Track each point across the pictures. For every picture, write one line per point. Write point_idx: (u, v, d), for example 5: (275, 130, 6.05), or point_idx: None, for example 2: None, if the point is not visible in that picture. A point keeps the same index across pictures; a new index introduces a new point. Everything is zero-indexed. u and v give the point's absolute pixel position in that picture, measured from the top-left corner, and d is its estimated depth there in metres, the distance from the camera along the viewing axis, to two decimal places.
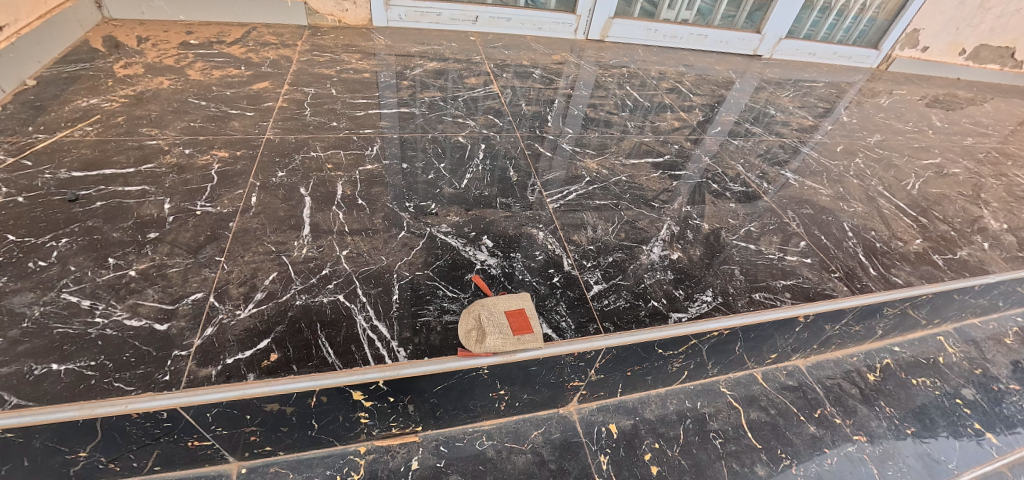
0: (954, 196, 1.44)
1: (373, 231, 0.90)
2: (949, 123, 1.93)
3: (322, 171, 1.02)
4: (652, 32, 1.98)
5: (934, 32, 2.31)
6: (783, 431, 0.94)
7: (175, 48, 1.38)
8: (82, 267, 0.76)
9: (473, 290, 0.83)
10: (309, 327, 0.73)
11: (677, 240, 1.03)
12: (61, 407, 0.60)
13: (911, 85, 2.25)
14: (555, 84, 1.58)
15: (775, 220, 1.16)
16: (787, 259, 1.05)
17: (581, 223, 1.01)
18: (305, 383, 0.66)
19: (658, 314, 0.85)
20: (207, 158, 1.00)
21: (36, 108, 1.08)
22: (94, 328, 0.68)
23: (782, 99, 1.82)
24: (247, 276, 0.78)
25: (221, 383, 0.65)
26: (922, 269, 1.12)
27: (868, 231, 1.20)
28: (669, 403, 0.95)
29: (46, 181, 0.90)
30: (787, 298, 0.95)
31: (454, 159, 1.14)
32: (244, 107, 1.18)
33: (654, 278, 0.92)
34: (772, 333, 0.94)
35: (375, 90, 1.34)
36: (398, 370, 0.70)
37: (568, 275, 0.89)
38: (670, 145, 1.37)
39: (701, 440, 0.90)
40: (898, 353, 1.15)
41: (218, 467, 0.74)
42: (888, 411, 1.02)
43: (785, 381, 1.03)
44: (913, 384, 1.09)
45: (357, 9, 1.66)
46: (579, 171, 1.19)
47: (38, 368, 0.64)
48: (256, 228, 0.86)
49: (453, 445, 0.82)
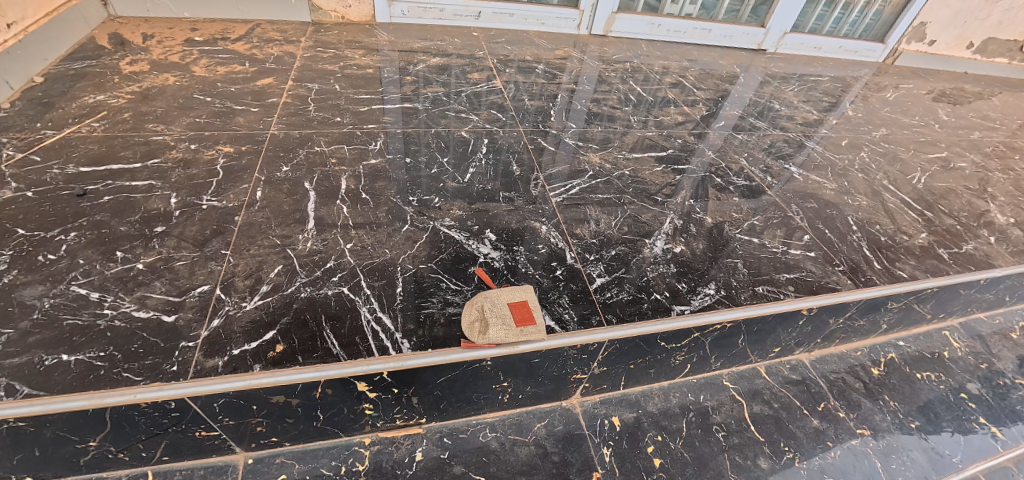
0: (961, 190, 1.43)
1: (376, 225, 0.90)
2: (956, 117, 1.92)
3: (327, 166, 1.03)
4: (656, 27, 1.98)
5: (941, 25, 2.29)
6: (786, 425, 0.94)
7: (180, 45, 1.38)
8: (91, 260, 0.77)
9: (476, 283, 0.83)
10: (314, 319, 0.74)
11: (680, 233, 1.03)
12: (71, 396, 0.61)
13: (918, 79, 2.23)
14: (558, 79, 1.58)
15: (778, 214, 1.16)
16: (790, 252, 1.05)
17: (584, 217, 1.02)
18: (310, 374, 0.67)
19: (661, 307, 0.85)
20: (213, 153, 1.01)
21: (44, 104, 1.09)
22: (103, 320, 0.69)
23: (786, 93, 1.82)
24: (253, 268, 0.79)
25: (228, 373, 0.65)
26: (927, 263, 1.11)
27: (873, 225, 1.20)
28: (673, 397, 0.95)
29: (54, 176, 0.91)
30: (791, 291, 0.95)
31: (457, 154, 1.14)
32: (249, 103, 1.19)
33: (657, 271, 0.92)
34: (775, 326, 0.94)
35: (378, 86, 1.35)
36: (402, 361, 0.70)
37: (571, 267, 0.90)
38: (673, 139, 1.37)
39: (704, 433, 0.90)
40: (903, 347, 1.15)
41: (224, 458, 0.75)
42: (893, 405, 1.02)
43: (788, 375, 1.03)
44: (918, 378, 1.08)
45: (360, 5, 1.66)
46: (582, 165, 1.19)
47: (49, 358, 0.65)
48: (261, 222, 0.87)
49: (457, 437, 0.83)
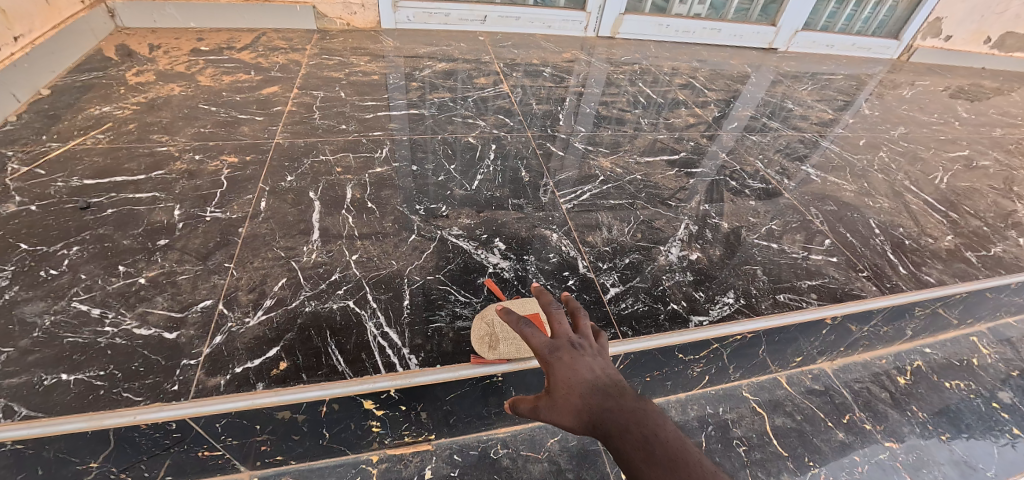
0: (985, 190, 1.38)
1: (383, 236, 0.88)
2: (975, 114, 1.86)
3: (332, 175, 1.01)
4: (664, 27, 1.95)
5: (957, 20, 2.23)
6: (810, 438, 0.90)
7: (186, 55, 1.38)
8: (93, 275, 0.75)
9: (486, 294, 0.81)
10: (319, 334, 0.71)
11: (695, 239, 0.99)
12: (70, 418, 0.59)
13: (934, 76, 2.17)
14: (566, 82, 1.55)
15: (797, 218, 1.12)
16: (811, 258, 1.01)
17: (595, 224, 0.99)
18: (315, 393, 0.65)
19: (678, 318, 0.82)
20: (217, 164, 1.00)
21: (50, 117, 1.09)
22: (104, 337, 0.68)
23: (799, 92, 1.78)
24: (257, 282, 0.77)
25: (230, 393, 0.63)
26: (955, 267, 1.07)
27: (896, 227, 1.15)
28: (690, 409, 0.92)
29: (58, 189, 0.90)
30: (813, 299, 0.91)
31: (465, 161, 1.12)
32: (254, 112, 1.17)
33: (673, 280, 0.89)
34: (797, 336, 0.90)
35: (384, 92, 1.33)
36: (410, 378, 0.68)
37: (583, 277, 0.87)
38: (685, 142, 1.34)
39: (723, 448, 0.87)
40: (929, 354, 1.10)
41: (229, 476, 0.73)
42: (921, 415, 0.98)
43: (810, 385, 1.00)
44: (946, 387, 1.04)
45: (365, 11, 1.65)
46: (593, 170, 1.16)
47: (48, 378, 0.63)
48: (265, 234, 0.85)
49: (468, 454, 0.81)
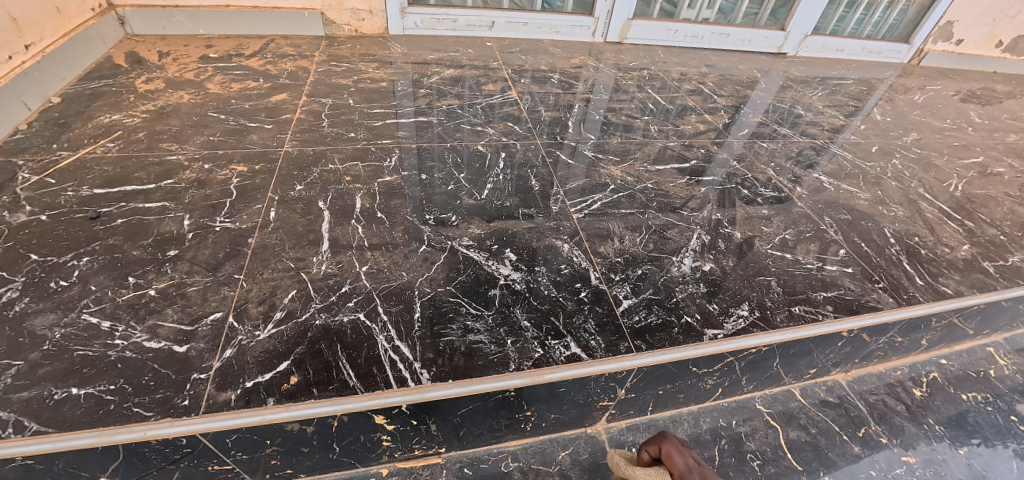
0: (1000, 197, 1.35)
1: (393, 246, 0.87)
2: (988, 119, 1.84)
3: (341, 184, 1.00)
4: (672, 32, 1.94)
5: (968, 24, 2.21)
6: (825, 452, 0.89)
7: (195, 62, 1.38)
8: (103, 287, 0.75)
9: (497, 307, 0.80)
10: (329, 348, 0.71)
11: (708, 250, 0.98)
12: (80, 433, 0.59)
13: (946, 80, 2.15)
14: (574, 88, 1.54)
15: (811, 227, 1.10)
16: (826, 269, 0.99)
17: (607, 234, 0.98)
18: (326, 408, 0.64)
19: (692, 331, 0.81)
20: (226, 173, 1.00)
21: (60, 125, 1.09)
22: (114, 350, 0.67)
23: (810, 97, 1.76)
24: (267, 294, 0.77)
25: (241, 408, 0.63)
26: (972, 278, 1.05)
27: (911, 237, 1.13)
28: (703, 422, 0.90)
29: (68, 198, 0.90)
30: (829, 311, 0.90)
31: (474, 169, 1.11)
32: (263, 120, 1.17)
33: (686, 292, 0.88)
34: (813, 348, 0.89)
35: (392, 99, 1.33)
36: (422, 394, 0.67)
37: (596, 289, 0.85)
38: (695, 149, 1.33)
39: (737, 462, 0.85)
40: (945, 365, 1.08)
41: None
42: (938, 429, 0.96)
43: (825, 397, 0.98)
44: (963, 399, 1.02)
45: (373, 18, 1.65)
46: (603, 178, 1.15)
47: (58, 392, 0.62)
48: (275, 244, 0.85)
49: (478, 467, 0.80)
